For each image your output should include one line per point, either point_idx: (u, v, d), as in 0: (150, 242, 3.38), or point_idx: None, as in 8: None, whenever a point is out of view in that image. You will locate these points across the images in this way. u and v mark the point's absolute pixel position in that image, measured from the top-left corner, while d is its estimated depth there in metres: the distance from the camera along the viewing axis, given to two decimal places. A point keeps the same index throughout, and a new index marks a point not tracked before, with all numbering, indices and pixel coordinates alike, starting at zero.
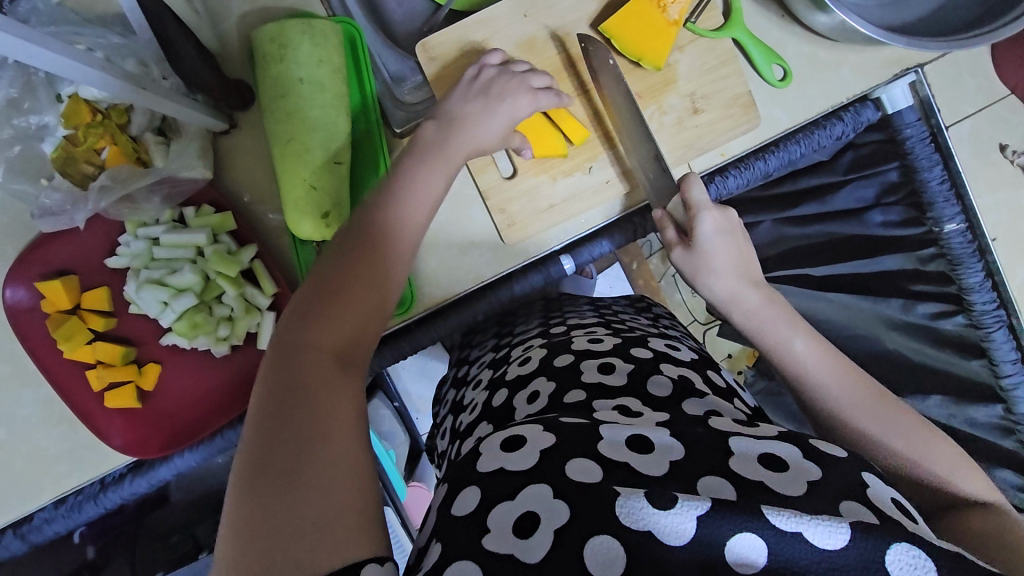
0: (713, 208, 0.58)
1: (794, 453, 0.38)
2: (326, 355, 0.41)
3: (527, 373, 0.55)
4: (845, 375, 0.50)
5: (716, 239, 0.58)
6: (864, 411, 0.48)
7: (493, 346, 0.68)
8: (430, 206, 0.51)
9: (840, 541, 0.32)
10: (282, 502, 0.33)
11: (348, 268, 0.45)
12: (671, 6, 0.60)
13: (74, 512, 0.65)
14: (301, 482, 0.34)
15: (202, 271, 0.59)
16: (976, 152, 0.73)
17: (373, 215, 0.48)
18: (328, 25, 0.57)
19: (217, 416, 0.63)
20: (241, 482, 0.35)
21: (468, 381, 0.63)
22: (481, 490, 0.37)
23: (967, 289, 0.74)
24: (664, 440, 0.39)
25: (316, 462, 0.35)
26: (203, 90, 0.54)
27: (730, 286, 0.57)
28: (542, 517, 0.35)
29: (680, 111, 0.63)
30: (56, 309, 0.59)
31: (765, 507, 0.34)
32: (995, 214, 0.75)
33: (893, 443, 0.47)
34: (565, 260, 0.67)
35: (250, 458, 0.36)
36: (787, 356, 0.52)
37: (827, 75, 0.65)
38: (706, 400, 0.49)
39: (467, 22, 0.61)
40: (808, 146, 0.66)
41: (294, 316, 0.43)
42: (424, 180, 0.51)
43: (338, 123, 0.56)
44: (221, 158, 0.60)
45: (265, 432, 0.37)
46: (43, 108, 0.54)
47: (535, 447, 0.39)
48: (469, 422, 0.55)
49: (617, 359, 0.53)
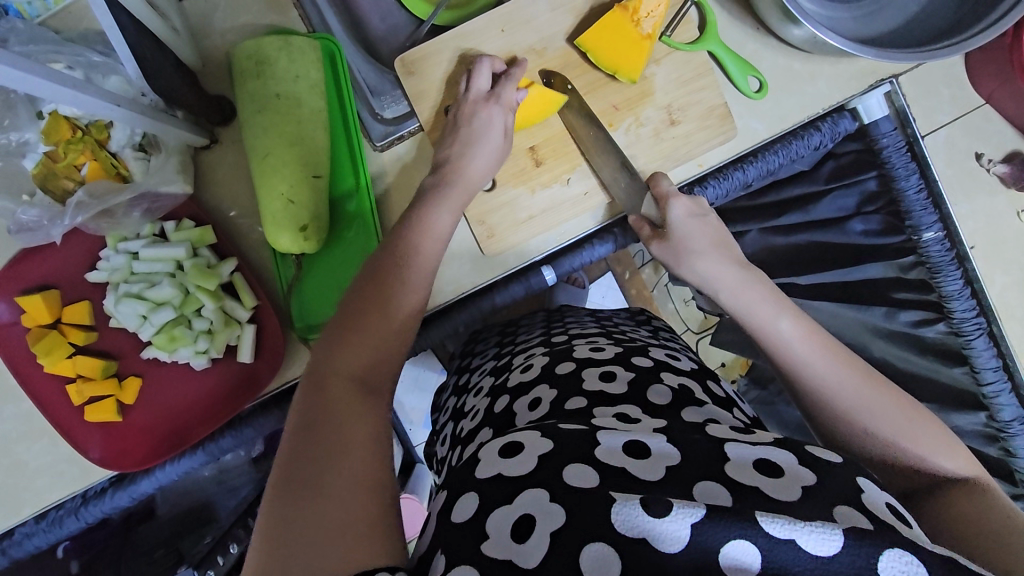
0: (683, 196, 0.61)
1: (790, 458, 0.38)
2: (352, 376, 0.43)
3: (528, 381, 0.55)
4: (833, 357, 0.49)
5: (688, 221, 0.60)
6: (851, 391, 0.48)
7: (495, 354, 0.68)
8: (443, 241, 0.55)
9: (832, 549, 0.32)
10: (307, 511, 0.35)
11: (369, 296, 0.48)
12: (645, 20, 0.60)
13: (55, 527, 0.65)
14: (324, 493, 0.35)
15: (181, 284, 0.59)
16: (952, 160, 0.75)
17: (386, 248, 0.52)
18: (305, 41, 0.58)
19: (198, 428, 0.62)
20: (270, 493, 0.36)
21: (469, 389, 0.64)
22: (480, 495, 0.38)
23: (946, 297, 0.73)
24: (662, 447, 0.39)
25: (339, 475, 0.36)
26: (183, 106, 0.55)
27: (711, 265, 0.58)
28: (537, 520, 0.35)
29: (657, 122, 0.64)
30: (36, 323, 0.59)
31: (759, 513, 0.33)
32: (972, 223, 0.76)
33: (875, 424, 0.46)
34: (547, 270, 0.68)
35: (280, 467, 0.37)
36: (773, 335, 0.51)
37: (803, 86, 0.66)
38: (705, 408, 0.49)
39: (446, 36, 0.62)
40: (786, 156, 0.68)
41: (323, 341, 0.45)
42: (428, 218, 0.55)
43: (316, 138, 0.58)
44: (201, 173, 0.61)
45: (294, 443, 0.38)
46: (23, 125, 0.55)
47: (533, 453, 0.39)
48: (471, 428, 0.55)
49: (618, 367, 0.54)
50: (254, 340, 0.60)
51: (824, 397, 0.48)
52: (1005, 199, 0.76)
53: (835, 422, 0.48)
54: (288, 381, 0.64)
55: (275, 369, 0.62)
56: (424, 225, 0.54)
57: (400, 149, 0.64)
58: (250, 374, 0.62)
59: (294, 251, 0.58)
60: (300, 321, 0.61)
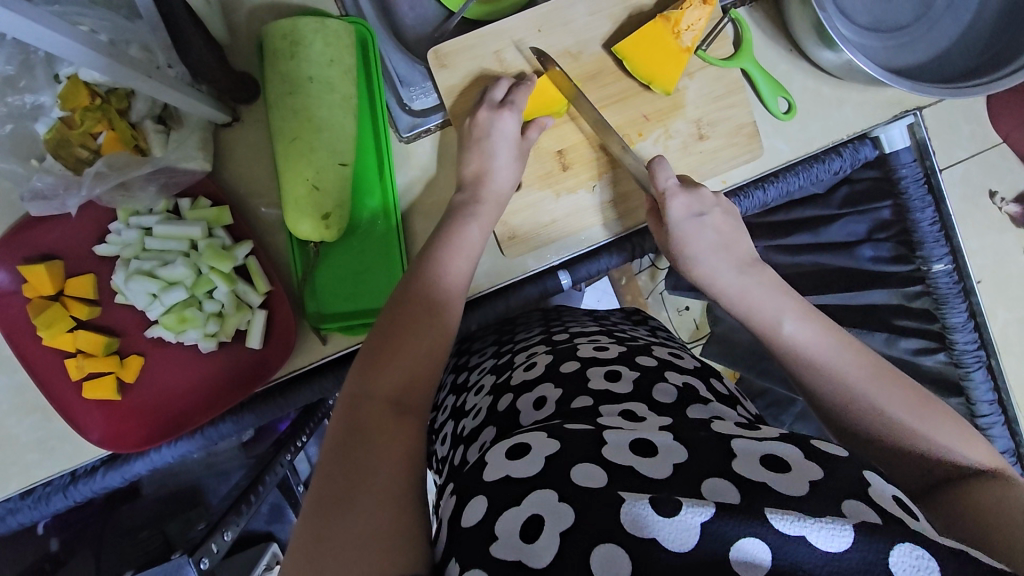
0: (681, 192, 0.59)
1: (796, 454, 0.38)
2: (382, 402, 0.46)
3: (533, 378, 0.53)
4: (842, 348, 0.51)
5: (688, 225, 0.60)
6: (862, 376, 0.49)
7: (494, 351, 0.63)
8: (472, 259, 0.57)
9: (842, 545, 0.31)
10: (333, 527, 0.38)
11: (402, 325, 0.51)
12: (685, 33, 0.60)
13: (41, 504, 0.64)
14: (349, 511, 0.38)
15: (195, 265, 0.58)
16: (966, 195, 0.76)
17: (422, 271, 0.55)
18: (341, 25, 0.56)
19: (200, 413, 0.61)
20: (304, 512, 0.40)
21: (468, 388, 0.60)
22: (489, 498, 0.37)
23: (950, 328, 0.75)
24: (668, 443, 0.39)
25: (363, 494, 0.39)
26: (209, 82, 0.53)
27: (708, 269, 0.60)
28: (547, 520, 0.35)
29: (686, 136, 0.64)
30: (38, 294, 0.57)
31: (768, 511, 0.33)
32: (981, 258, 0.78)
33: (890, 409, 0.47)
34: (563, 275, 0.68)
35: (314, 488, 0.40)
36: (777, 335, 0.54)
37: (830, 111, 0.66)
38: (710, 407, 0.49)
39: (481, 32, 0.61)
40: (806, 178, 0.68)
41: (357, 369, 0.49)
42: (461, 234, 0.57)
43: (346, 125, 0.56)
44: (221, 150, 0.59)
45: (327, 467, 0.41)
46: (40, 88, 0.52)
47: (540, 454, 0.38)
48: (473, 427, 0.53)
49: (623, 366, 0.53)
50: (265, 326, 0.58)
51: (834, 395, 0.49)
52: (1014, 237, 0.78)
53: (851, 410, 0.48)
54: (296, 370, 0.63)
55: (286, 354, 0.60)
56: (457, 241, 0.57)
57: (426, 143, 0.63)
58: (260, 359, 0.60)
59: (313, 239, 0.57)
60: (314, 310, 0.60)
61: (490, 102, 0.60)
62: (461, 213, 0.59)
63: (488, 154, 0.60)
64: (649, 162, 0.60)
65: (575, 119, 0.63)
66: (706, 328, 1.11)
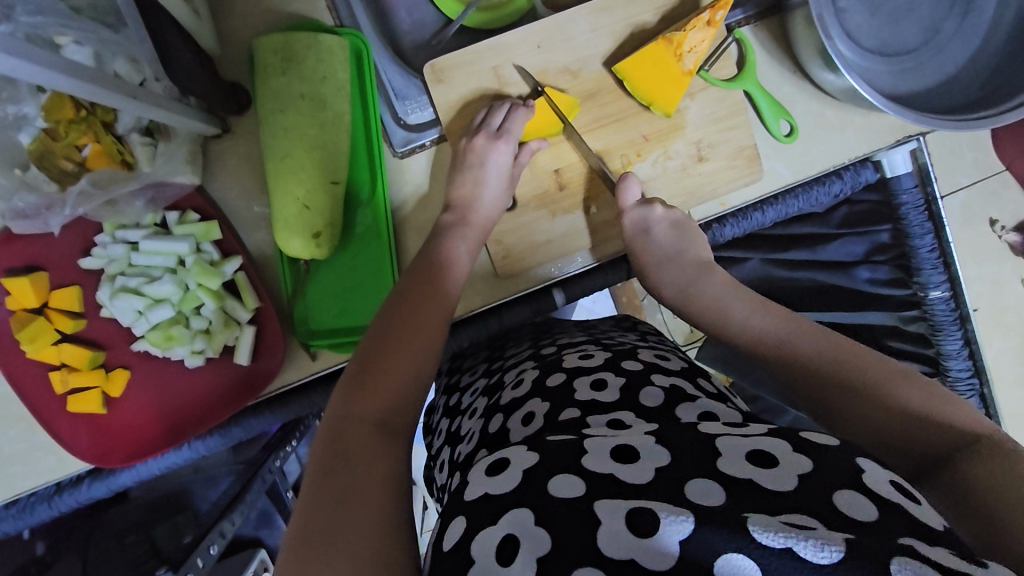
0: (628, 211, 0.60)
1: (785, 446, 0.37)
2: (368, 423, 0.45)
3: (520, 396, 0.52)
4: (806, 328, 0.50)
5: (636, 239, 0.61)
6: (827, 349, 0.47)
7: (484, 371, 0.62)
8: (462, 278, 0.58)
9: (833, 557, 0.28)
10: (316, 563, 0.36)
11: (387, 344, 0.50)
12: (687, 56, 0.58)
13: (26, 513, 0.63)
14: (331, 544, 0.37)
15: (182, 282, 0.57)
16: (966, 223, 0.76)
17: (408, 285, 0.55)
18: (334, 41, 0.55)
19: (188, 427, 0.60)
20: (285, 547, 0.38)
21: (462, 410, 0.58)
22: (467, 518, 0.36)
23: (945, 355, 0.75)
24: (651, 449, 0.38)
25: (347, 525, 0.38)
26: (198, 95, 0.52)
27: (684, 289, 0.60)
28: (522, 543, 0.33)
29: (685, 158, 0.63)
30: (21, 307, 0.56)
31: (751, 523, 0.30)
32: (977, 286, 0.77)
33: (860, 375, 0.45)
34: (557, 294, 0.65)
35: (297, 522, 0.39)
36: (738, 324, 0.53)
37: (832, 135, 0.65)
38: (700, 403, 0.48)
39: (479, 47, 0.60)
40: (805, 202, 0.67)
41: (343, 388, 0.48)
42: (450, 249, 0.58)
43: (339, 143, 0.55)
44: (210, 162, 0.58)
45: (310, 497, 0.40)
46: (22, 99, 0.49)
47: (518, 468, 0.38)
48: (467, 453, 0.51)
49: (609, 373, 0.51)
50: (253, 341, 0.57)
51: (803, 374, 0.47)
52: (1012, 266, 0.77)
53: (825, 388, 0.46)
54: (286, 385, 0.62)
55: (277, 364, 0.60)
56: (448, 260, 0.57)
57: (421, 158, 0.62)
58: (250, 374, 0.60)
59: (303, 257, 0.56)
60: (305, 327, 0.60)
61: (487, 130, 0.59)
62: (447, 234, 0.59)
63: (479, 182, 0.60)
64: (618, 180, 0.60)
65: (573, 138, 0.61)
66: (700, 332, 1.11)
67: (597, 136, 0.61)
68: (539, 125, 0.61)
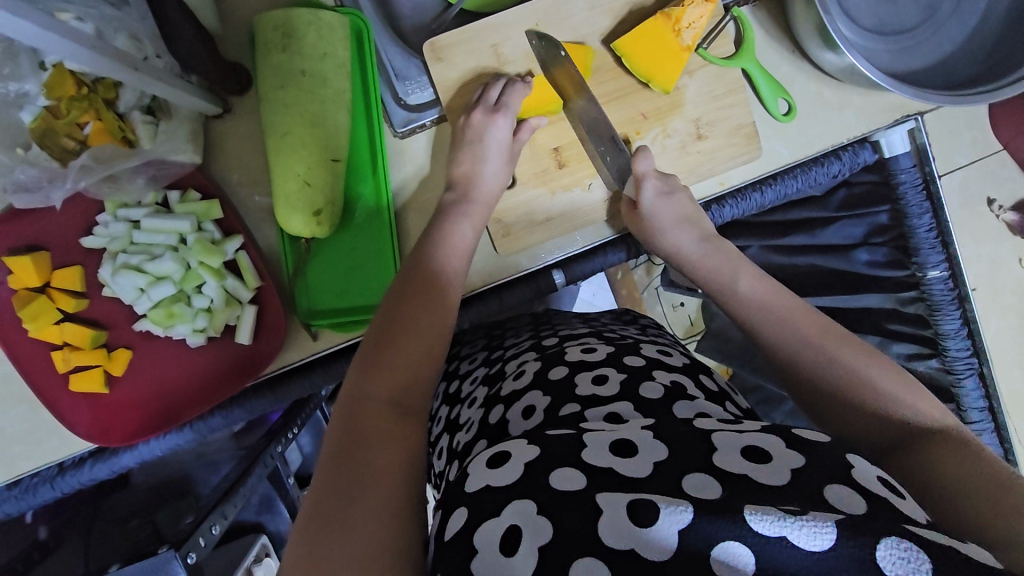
0: (655, 175, 0.59)
1: (777, 443, 0.36)
2: (383, 402, 0.45)
3: (521, 388, 0.51)
4: (800, 311, 0.51)
5: (658, 203, 0.60)
6: (813, 333, 0.49)
7: (484, 359, 0.62)
8: (464, 256, 0.58)
9: (826, 543, 0.29)
10: (331, 538, 0.36)
11: (400, 324, 0.50)
12: (685, 31, 0.59)
13: (29, 494, 0.63)
14: (347, 521, 0.37)
15: (184, 260, 0.57)
16: (964, 203, 0.76)
17: (420, 267, 0.55)
18: (334, 18, 0.55)
19: (189, 408, 0.60)
20: (301, 524, 0.38)
21: (462, 399, 0.58)
22: (469, 511, 0.35)
23: (943, 335, 0.75)
24: (649, 444, 0.38)
25: (362, 502, 0.38)
26: (199, 73, 0.52)
27: (702, 254, 0.60)
28: (524, 533, 0.33)
29: (684, 136, 0.63)
30: (23, 286, 0.56)
31: (747, 511, 0.31)
32: (976, 266, 0.78)
33: (843, 360, 0.47)
34: (556, 274, 0.65)
35: (313, 499, 0.39)
36: (733, 298, 0.55)
37: (830, 115, 0.65)
38: (696, 402, 0.47)
39: (478, 26, 0.60)
40: (805, 182, 0.66)
41: (357, 368, 0.48)
42: (456, 231, 0.58)
43: (338, 120, 0.55)
44: (211, 142, 0.58)
45: (326, 474, 0.40)
46: (24, 76, 0.50)
47: (519, 461, 0.37)
48: (466, 441, 0.50)
49: (610, 369, 0.51)
50: (255, 320, 0.58)
51: (791, 355, 0.49)
52: (1010, 246, 0.78)
53: (808, 368, 0.48)
54: (287, 365, 0.62)
55: (278, 347, 0.60)
56: (448, 240, 0.57)
57: (421, 139, 0.62)
58: (252, 353, 0.60)
59: (304, 235, 0.56)
60: (307, 306, 0.60)
61: (485, 104, 0.59)
62: (451, 213, 0.59)
63: (478, 159, 0.60)
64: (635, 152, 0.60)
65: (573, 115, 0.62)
66: (700, 326, 1.12)
67: None
68: (539, 100, 0.61)
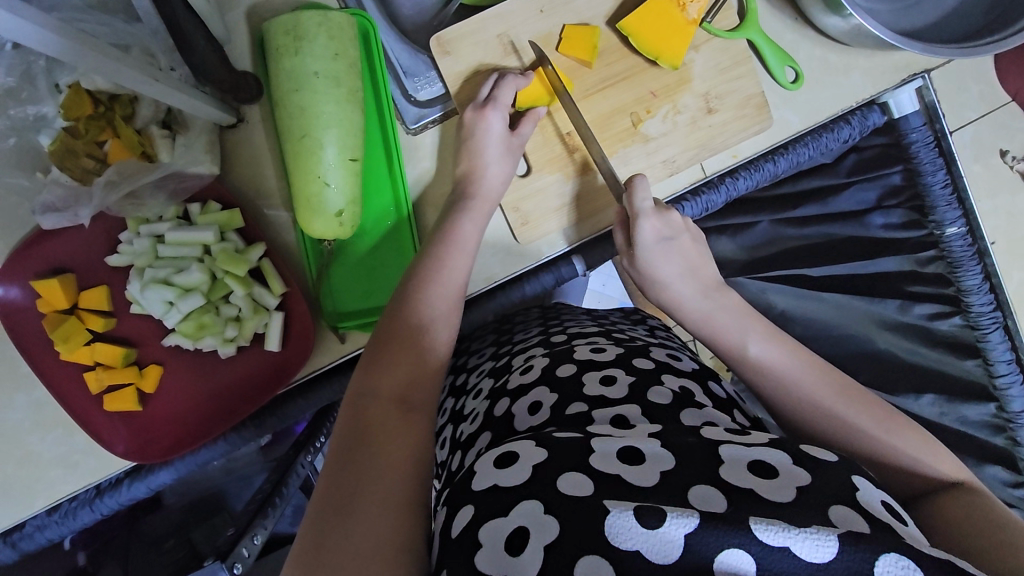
0: (654, 215, 0.59)
1: (785, 460, 0.37)
2: (387, 398, 0.47)
3: (527, 383, 0.51)
4: (813, 370, 0.51)
5: (657, 247, 0.59)
6: (825, 394, 0.49)
7: (492, 354, 0.62)
8: (470, 253, 0.57)
9: (828, 555, 0.31)
10: (334, 532, 0.37)
11: (403, 325, 0.52)
12: (690, 5, 0.59)
13: (69, 518, 0.63)
14: (351, 515, 0.38)
15: (210, 269, 0.57)
16: (977, 156, 0.77)
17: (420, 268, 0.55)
18: (343, 17, 0.55)
19: (214, 424, 0.60)
20: (308, 514, 0.39)
21: (467, 390, 0.58)
22: (475, 507, 0.35)
23: (965, 291, 0.76)
24: (654, 450, 0.37)
25: (366, 497, 0.39)
26: (212, 82, 0.52)
27: (704, 309, 0.58)
28: (531, 532, 0.33)
29: (694, 111, 0.63)
30: (52, 309, 0.56)
31: (753, 520, 0.32)
32: (994, 219, 0.78)
33: (859, 421, 0.48)
34: (578, 262, 0.67)
35: (319, 491, 0.40)
36: (742, 358, 0.54)
37: (838, 80, 0.65)
38: (704, 411, 0.48)
39: (484, 15, 0.60)
40: (816, 149, 0.67)
41: (363, 367, 0.49)
42: (460, 228, 0.58)
43: (353, 118, 0.55)
44: (227, 152, 0.58)
45: (332, 468, 0.41)
46: (41, 98, 0.52)
47: (526, 464, 0.36)
48: (470, 432, 0.51)
49: (618, 371, 0.50)
50: (283, 327, 0.57)
51: (806, 419, 0.49)
52: None
53: (821, 425, 0.48)
54: (319, 368, 0.62)
55: (307, 352, 0.59)
56: (453, 238, 0.57)
57: (432, 135, 0.63)
58: (280, 362, 0.60)
59: (328, 238, 0.56)
60: (333, 309, 0.60)
61: (475, 103, 0.60)
62: (453, 207, 0.59)
63: (484, 153, 0.59)
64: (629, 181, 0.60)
65: (586, 98, 0.61)
66: None
67: (606, 95, 0.62)
68: (534, 98, 0.62)
